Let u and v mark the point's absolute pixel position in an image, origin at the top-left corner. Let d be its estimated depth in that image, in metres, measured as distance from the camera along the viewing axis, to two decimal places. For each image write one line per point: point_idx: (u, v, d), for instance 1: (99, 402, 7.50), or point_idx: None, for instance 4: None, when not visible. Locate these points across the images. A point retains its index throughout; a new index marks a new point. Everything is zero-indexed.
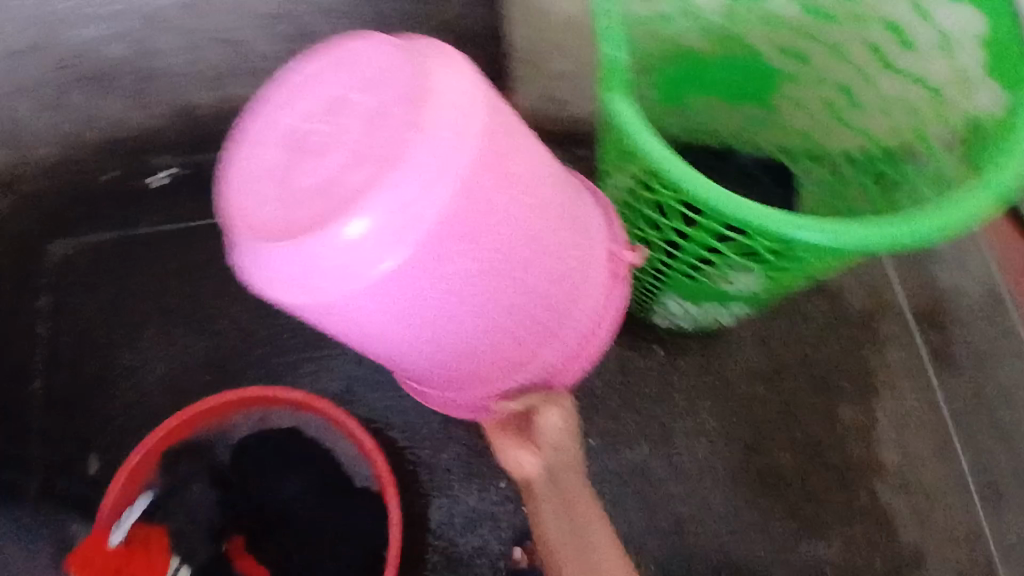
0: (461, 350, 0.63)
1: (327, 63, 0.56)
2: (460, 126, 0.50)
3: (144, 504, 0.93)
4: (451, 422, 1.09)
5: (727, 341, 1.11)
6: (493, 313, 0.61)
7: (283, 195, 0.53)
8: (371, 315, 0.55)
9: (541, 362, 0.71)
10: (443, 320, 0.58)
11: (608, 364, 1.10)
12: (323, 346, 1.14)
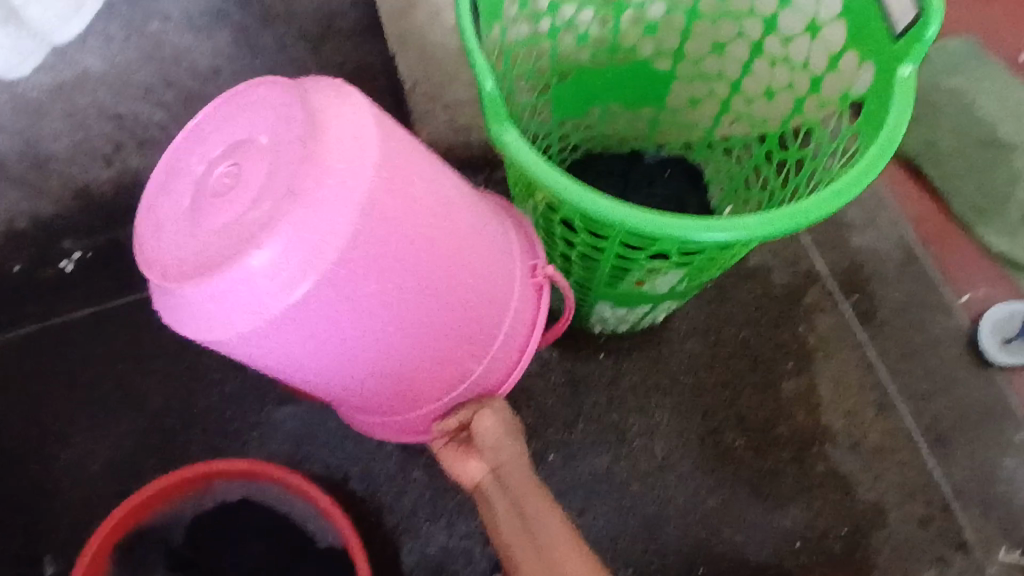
0: (388, 369, 0.66)
1: (231, 112, 0.60)
2: (351, 158, 0.54)
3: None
4: (409, 462, 1.08)
5: (666, 335, 1.13)
6: (412, 331, 0.63)
7: (195, 239, 0.57)
8: (285, 345, 0.58)
9: (470, 376, 0.73)
10: (357, 343, 0.61)
11: (556, 378, 1.10)
12: (268, 407, 1.11)
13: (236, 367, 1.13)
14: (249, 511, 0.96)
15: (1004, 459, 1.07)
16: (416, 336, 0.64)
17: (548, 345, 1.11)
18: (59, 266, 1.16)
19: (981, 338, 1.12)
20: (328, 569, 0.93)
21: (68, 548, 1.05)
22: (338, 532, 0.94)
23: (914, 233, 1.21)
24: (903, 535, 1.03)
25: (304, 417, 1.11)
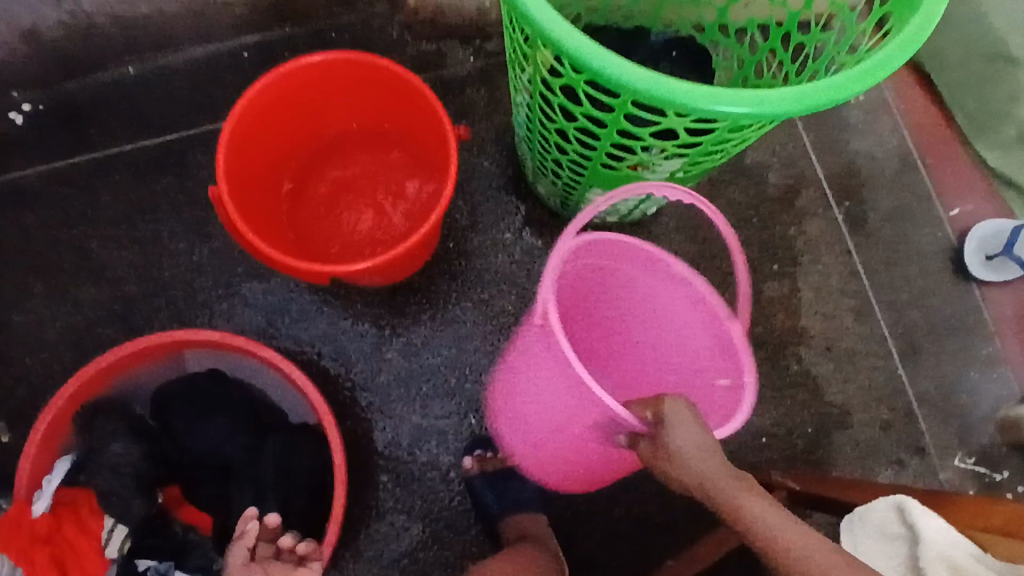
0: (590, 453, 0.77)
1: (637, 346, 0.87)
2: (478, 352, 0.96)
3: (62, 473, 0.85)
4: (385, 343, 1.06)
5: (653, 230, 1.11)
6: (563, 431, 0.77)
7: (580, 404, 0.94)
8: (574, 466, 0.82)
9: (593, 422, 0.67)
10: (563, 450, 0.80)
11: (539, 267, 1.10)
12: (237, 280, 1.07)
13: (204, 237, 1.07)
14: (217, 382, 0.93)
15: (972, 371, 1.08)
16: (556, 418, 0.77)
17: (531, 234, 1.10)
18: (7, 118, 1.07)
19: (965, 251, 1.12)
20: (297, 448, 0.91)
21: (25, 414, 1.01)
22: (310, 407, 0.93)
23: (913, 141, 1.18)
24: (864, 437, 1.06)
25: (276, 292, 1.07)
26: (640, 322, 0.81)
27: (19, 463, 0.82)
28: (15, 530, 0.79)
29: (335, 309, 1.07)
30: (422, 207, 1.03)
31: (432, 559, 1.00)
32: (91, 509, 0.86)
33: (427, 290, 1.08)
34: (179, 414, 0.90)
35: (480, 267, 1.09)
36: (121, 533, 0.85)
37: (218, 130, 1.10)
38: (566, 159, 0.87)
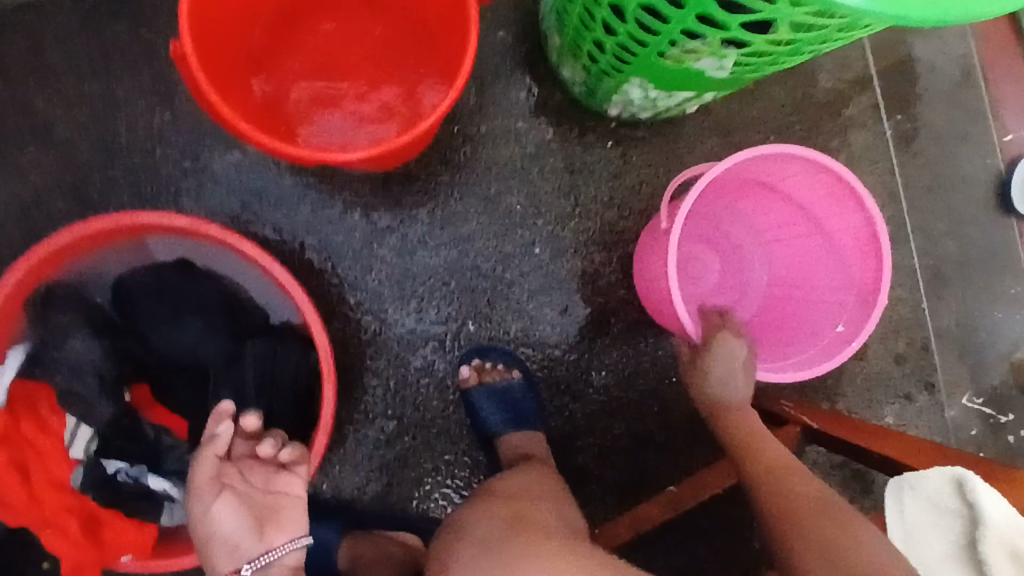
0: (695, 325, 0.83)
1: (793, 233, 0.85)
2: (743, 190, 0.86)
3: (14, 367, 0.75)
4: (376, 237, 0.95)
5: (685, 131, 0.99)
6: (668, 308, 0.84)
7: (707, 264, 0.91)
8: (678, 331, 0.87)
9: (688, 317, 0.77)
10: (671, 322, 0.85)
11: (555, 162, 0.98)
12: (208, 155, 0.93)
13: (167, 100, 0.92)
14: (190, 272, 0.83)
15: (995, 308, 1.03)
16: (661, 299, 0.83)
17: (547, 125, 0.97)
18: None
19: (1013, 181, 1.03)
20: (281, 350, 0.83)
21: None
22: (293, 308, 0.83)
23: (981, 50, 1.05)
24: (876, 369, 1.02)
25: (253, 171, 0.93)
26: (825, 214, 0.81)
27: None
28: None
29: (323, 195, 0.94)
30: (427, 86, 0.88)
31: (421, 467, 0.95)
32: (51, 411, 0.78)
33: (426, 181, 0.96)
34: (147, 307, 0.81)
35: (486, 158, 0.97)
36: (86, 433, 0.78)
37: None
38: (611, 41, 0.73)
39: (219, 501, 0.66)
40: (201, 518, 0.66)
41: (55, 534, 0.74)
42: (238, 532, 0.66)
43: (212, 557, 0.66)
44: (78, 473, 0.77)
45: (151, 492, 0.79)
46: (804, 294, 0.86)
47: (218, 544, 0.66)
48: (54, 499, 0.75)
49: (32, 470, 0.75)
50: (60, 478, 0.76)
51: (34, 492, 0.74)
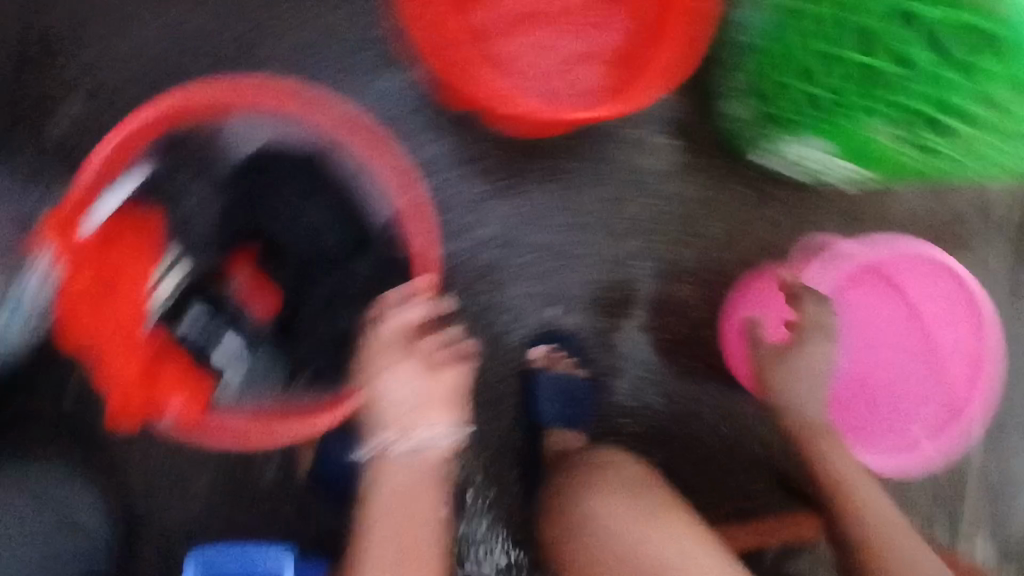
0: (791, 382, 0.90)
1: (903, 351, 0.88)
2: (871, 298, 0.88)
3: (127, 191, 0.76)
4: (497, 193, 0.95)
5: (817, 204, 0.99)
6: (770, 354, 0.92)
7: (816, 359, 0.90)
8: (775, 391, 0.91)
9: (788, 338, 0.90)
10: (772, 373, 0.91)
11: (685, 190, 0.98)
12: (365, 61, 0.91)
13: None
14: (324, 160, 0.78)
15: None
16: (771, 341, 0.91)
17: (693, 152, 0.97)
18: None
19: None
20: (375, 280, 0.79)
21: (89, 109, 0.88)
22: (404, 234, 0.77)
23: None
24: (911, 492, 1.03)
25: (405, 88, 0.92)
26: (941, 339, 0.87)
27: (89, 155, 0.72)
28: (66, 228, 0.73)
29: (459, 140, 0.94)
30: (606, 75, 0.88)
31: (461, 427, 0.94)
32: (159, 240, 0.77)
33: (560, 162, 0.96)
34: (278, 176, 0.77)
35: (624, 163, 0.97)
36: (184, 270, 0.77)
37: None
38: (814, 106, 0.74)
39: (388, 367, 0.71)
40: (371, 377, 0.72)
41: (112, 353, 0.73)
42: (398, 399, 0.70)
43: (369, 418, 0.71)
44: (162, 305, 0.76)
45: (213, 357, 0.77)
46: (881, 398, 0.88)
47: (378, 406, 0.71)
48: (124, 320, 0.74)
49: (117, 286, 0.75)
50: (139, 304, 0.75)
51: (109, 306, 0.74)
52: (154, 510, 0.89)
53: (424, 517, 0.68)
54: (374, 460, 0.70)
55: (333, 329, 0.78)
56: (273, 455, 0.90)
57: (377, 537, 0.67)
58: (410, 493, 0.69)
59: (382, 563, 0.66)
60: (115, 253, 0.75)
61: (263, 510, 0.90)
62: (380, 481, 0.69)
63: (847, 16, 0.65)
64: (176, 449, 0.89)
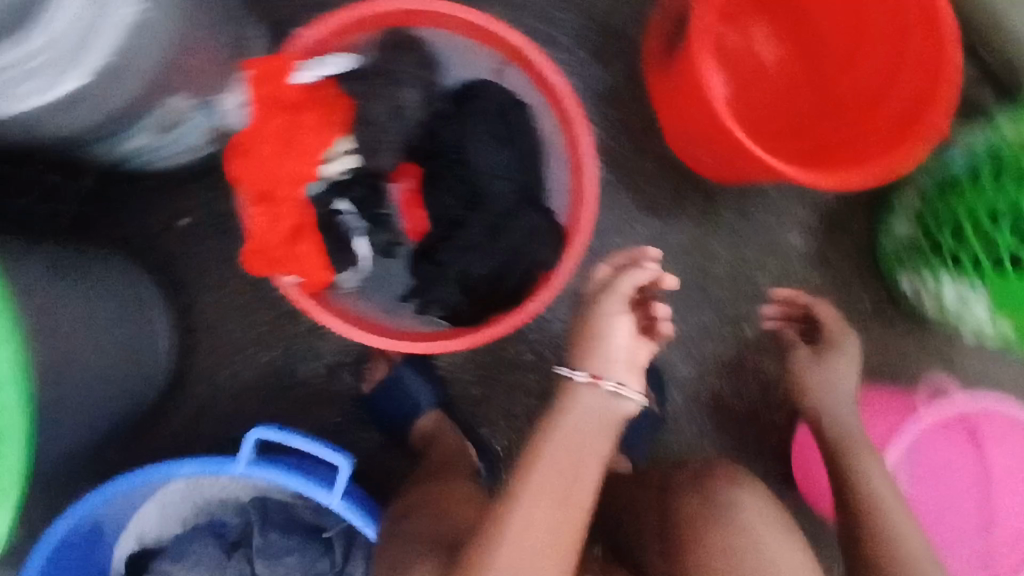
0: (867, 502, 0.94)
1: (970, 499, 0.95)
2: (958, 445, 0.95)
3: (340, 67, 0.78)
4: (637, 213, 1.00)
5: (923, 342, 1.04)
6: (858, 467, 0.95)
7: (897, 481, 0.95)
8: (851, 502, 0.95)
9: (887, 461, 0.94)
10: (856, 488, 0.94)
11: (813, 279, 1.04)
12: (585, 55, 0.98)
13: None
14: (524, 117, 0.81)
15: None
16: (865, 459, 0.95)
17: (834, 248, 1.04)
18: None
19: None
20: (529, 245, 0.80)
21: None
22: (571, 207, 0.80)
23: None
24: None
25: (609, 91, 0.99)
26: (1006, 497, 0.94)
27: (303, 30, 0.74)
28: (260, 84, 0.73)
29: (635, 153, 1.00)
30: (811, 155, 0.85)
31: (519, 407, 0.96)
32: (342, 124, 0.79)
33: (715, 208, 1.01)
34: (478, 110, 0.79)
35: (767, 232, 1.02)
36: (353, 162, 0.80)
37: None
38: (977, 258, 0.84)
39: (624, 315, 0.69)
40: (603, 319, 0.69)
41: (265, 217, 0.75)
42: (625, 349, 0.68)
43: (594, 350, 0.67)
44: (320, 185, 0.79)
45: (349, 246, 0.81)
46: (930, 523, 0.95)
47: (605, 347, 0.67)
48: (287, 188, 0.76)
49: (289, 151, 0.75)
50: (303, 177, 0.77)
51: (275, 169, 0.75)
52: (222, 362, 0.93)
53: (593, 462, 0.62)
54: (574, 385, 0.66)
55: (463, 277, 0.79)
56: (348, 359, 0.94)
57: (545, 464, 0.61)
58: (590, 428, 0.64)
59: (544, 487, 0.59)
60: (296, 118, 0.75)
61: (316, 403, 0.94)
62: (565, 419, 0.64)
63: (991, 197, 0.81)
64: (274, 322, 0.93)
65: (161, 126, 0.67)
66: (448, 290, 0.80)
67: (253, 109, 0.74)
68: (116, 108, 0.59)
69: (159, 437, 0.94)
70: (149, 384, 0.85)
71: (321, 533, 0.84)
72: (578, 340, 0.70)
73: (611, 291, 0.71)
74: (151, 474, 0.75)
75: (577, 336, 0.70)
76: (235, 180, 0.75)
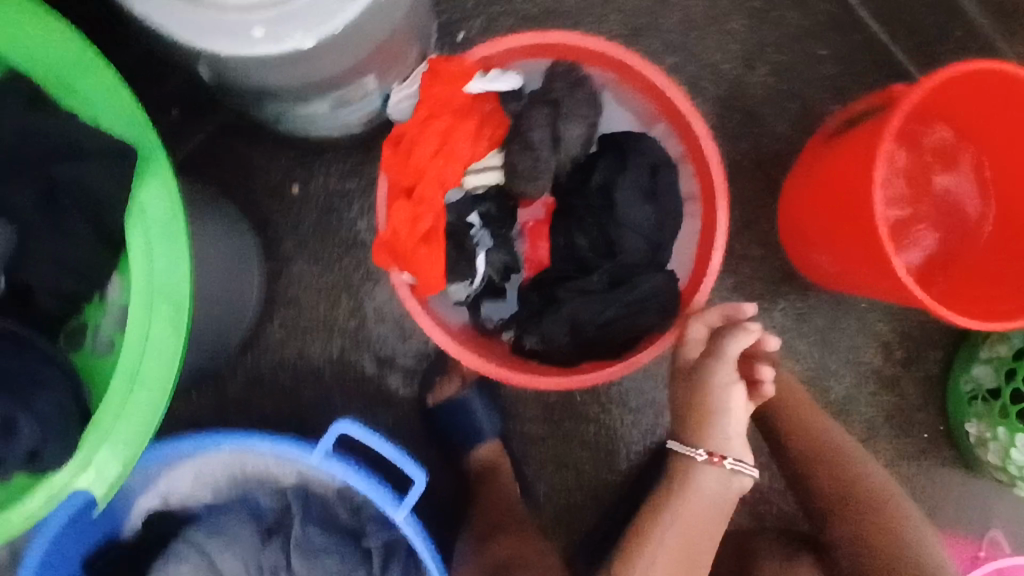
0: None
1: None
2: None
3: (513, 83, 0.77)
4: (729, 294, 1.00)
5: (966, 487, 1.04)
6: None
7: None
8: None
9: None
10: None
11: (881, 400, 1.03)
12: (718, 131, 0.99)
13: (747, 66, 0.99)
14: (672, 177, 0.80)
15: None
16: None
17: (909, 377, 1.03)
18: None
19: None
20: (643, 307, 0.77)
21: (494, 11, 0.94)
22: (693, 273, 0.82)
23: None
24: None
25: (732, 170, 0.99)
26: None
27: (477, 46, 0.76)
28: (433, 82, 0.72)
29: (742, 237, 1.00)
30: (957, 280, 0.85)
31: (571, 456, 0.94)
32: (495, 138, 0.77)
33: (805, 308, 1.01)
34: (631, 161, 0.78)
35: (849, 344, 1.02)
36: (494, 178, 0.80)
37: (861, 15, 0.99)
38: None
39: (736, 385, 0.69)
40: (719, 391, 0.69)
41: (404, 214, 0.72)
42: (740, 422, 0.69)
43: (712, 428, 0.69)
44: (459, 194, 0.79)
45: (473, 259, 0.79)
46: None
47: (723, 424, 0.69)
48: (433, 189, 0.73)
49: (444, 155, 0.73)
50: (449, 183, 0.75)
51: (427, 167, 0.73)
52: (293, 337, 0.91)
53: (710, 533, 0.69)
54: (692, 465, 0.69)
55: (569, 321, 0.77)
56: (419, 366, 0.92)
57: (668, 531, 0.67)
58: (717, 510, 0.69)
59: (668, 554, 0.67)
60: (456, 123, 0.74)
61: (375, 402, 0.92)
62: (690, 505, 0.68)
63: None
64: (354, 311, 0.91)
65: (339, 101, 0.67)
66: (556, 330, 0.78)
67: (421, 105, 0.73)
68: (323, 74, 0.59)
69: (204, 397, 0.90)
70: (223, 338, 0.84)
71: (360, 540, 0.80)
72: (692, 416, 0.70)
73: (719, 358, 0.69)
74: (218, 440, 0.71)
75: (687, 405, 0.70)
76: (385, 169, 0.74)
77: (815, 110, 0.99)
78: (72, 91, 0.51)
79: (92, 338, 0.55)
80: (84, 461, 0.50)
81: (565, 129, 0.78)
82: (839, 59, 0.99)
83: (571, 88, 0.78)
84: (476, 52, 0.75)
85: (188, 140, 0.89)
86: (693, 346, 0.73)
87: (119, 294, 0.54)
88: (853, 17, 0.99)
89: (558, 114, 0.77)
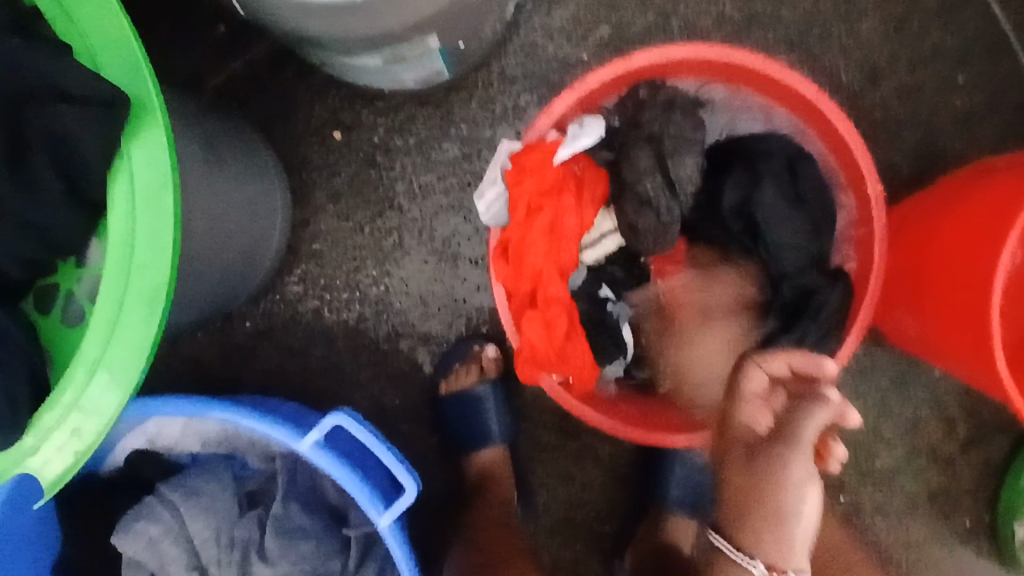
0: None
1: None
2: None
3: (595, 133, 0.69)
4: None
5: None
6: None
7: None
8: None
9: None
10: None
11: (929, 478, 0.92)
12: None
13: (870, 80, 0.85)
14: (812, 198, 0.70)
15: None
16: None
17: (967, 459, 0.92)
18: None
19: None
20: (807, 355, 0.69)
21: None
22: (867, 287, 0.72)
23: None
24: None
25: None
26: None
27: (533, 125, 0.69)
28: (520, 178, 0.68)
29: None
30: None
31: (580, 473, 0.86)
32: (599, 199, 0.71)
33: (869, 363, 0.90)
34: (764, 170, 0.70)
35: (911, 410, 0.91)
36: (615, 243, 0.73)
37: (1012, 44, 0.85)
38: None
39: (812, 482, 0.54)
40: (791, 489, 0.54)
41: (537, 326, 0.69)
42: (808, 529, 0.55)
43: (774, 534, 0.55)
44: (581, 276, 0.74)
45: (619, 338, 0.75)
46: None
47: (789, 530, 0.55)
48: (556, 287, 0.70)
49: (556, 241, 0.69)
50: (569, 266, 0.70)
51: (542, 267, 0.69)
52: (310, 293, 0.84)
53: None
54: None
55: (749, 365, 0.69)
56: (436, 349, 0.85)
57: None
58: None
59: None
60: (557, 203, 0.68)
61: (383, 377, 0.85)
62: None
63: None
64: (376, 277, 0.84)
65: (394, 58, 0.59)
66: None
67: (516, 207, 0.68)
68: (376, 34, 0.51)
69: (208, 338, 0.85)
70: (235, 289, 0.77)
71: (342, 526, 0.75)
72: (742, 517, 0.56)
73: (795, 445, 0.54)
74: (209, 409, 0.64)
75: (744, 500, 0.56)
76: (501, 281, 0.70)
77: (936, 145, 0.85)
78: (75, 23, 0.46)
79: (63, 305, 0.52)
80: (36, 443, 0.48)
81: (663, 151, 0.69)
82: (976, 92, 0.85)
83: (666, 115, 0.70)
84: (536, 127, 0.69)
85: (234, 62, 0.82)
86: (752, 411, 0.57)
87: (98, 261, 0.51)
88: (1002, 45, 0.85)
89: (662, 151, 0.68)
